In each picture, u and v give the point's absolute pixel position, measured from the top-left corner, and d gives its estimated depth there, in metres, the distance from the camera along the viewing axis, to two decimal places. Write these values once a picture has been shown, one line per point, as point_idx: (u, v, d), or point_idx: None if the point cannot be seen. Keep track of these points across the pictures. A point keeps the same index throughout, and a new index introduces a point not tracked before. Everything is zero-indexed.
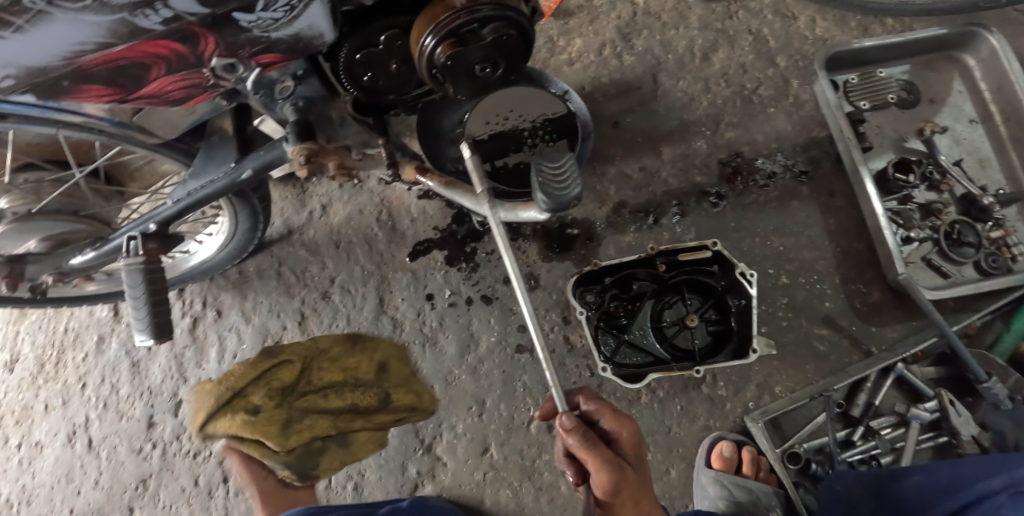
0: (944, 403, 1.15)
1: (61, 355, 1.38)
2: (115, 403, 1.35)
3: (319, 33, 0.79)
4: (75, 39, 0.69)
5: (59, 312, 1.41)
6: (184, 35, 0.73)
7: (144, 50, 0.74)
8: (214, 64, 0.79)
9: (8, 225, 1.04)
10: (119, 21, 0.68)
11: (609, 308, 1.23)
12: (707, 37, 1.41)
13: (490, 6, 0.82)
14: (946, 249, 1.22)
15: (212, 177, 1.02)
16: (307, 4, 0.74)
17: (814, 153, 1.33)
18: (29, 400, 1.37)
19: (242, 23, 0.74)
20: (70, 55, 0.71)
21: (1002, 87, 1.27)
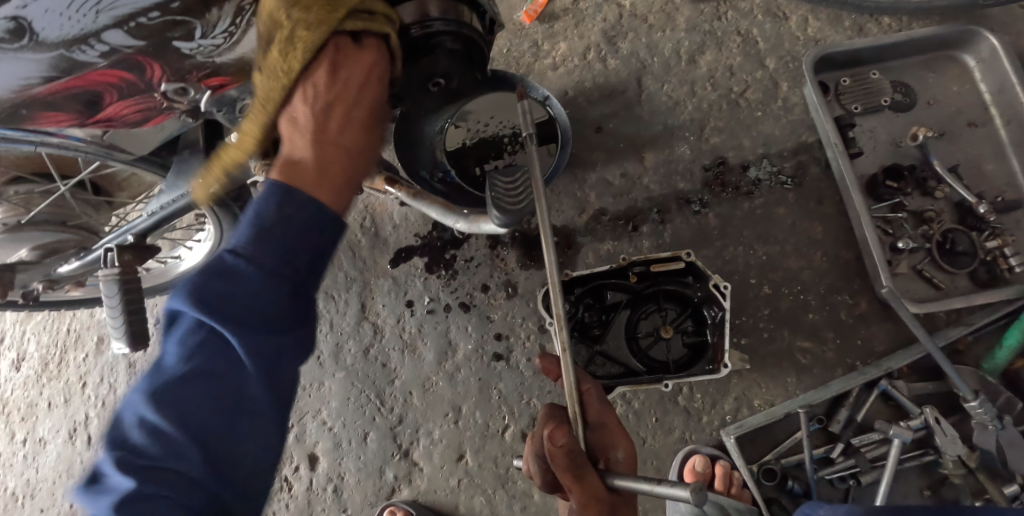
0: (929, 421, 1.10)
1: (64, 355, 1.45)
2: (112, 402, 1.41)
3: (262, 54, 0.79)
4: (19, 74, 0.70)
5: (62, 314, 1.47)
6: (130, 65, 0.74)
7: (93, 79, 0.75)
8: (165, 88, 0.80)
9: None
10: (57, 57, 0.69)
11: (583, 319, 1.21)
12: (694, 39, 1.37)
13: (441, 21, 0.80)
14: (938, 259, 1.17)
15: (183, 191, 1.04)
16: (244, 28, 0.74)
17: (802, 159, 1.29)
18: (33, 397, 1.44)
19: (183, 50, 0.74)
20: (19, 88, 0.73)
21: (1004, 89, 1.21)
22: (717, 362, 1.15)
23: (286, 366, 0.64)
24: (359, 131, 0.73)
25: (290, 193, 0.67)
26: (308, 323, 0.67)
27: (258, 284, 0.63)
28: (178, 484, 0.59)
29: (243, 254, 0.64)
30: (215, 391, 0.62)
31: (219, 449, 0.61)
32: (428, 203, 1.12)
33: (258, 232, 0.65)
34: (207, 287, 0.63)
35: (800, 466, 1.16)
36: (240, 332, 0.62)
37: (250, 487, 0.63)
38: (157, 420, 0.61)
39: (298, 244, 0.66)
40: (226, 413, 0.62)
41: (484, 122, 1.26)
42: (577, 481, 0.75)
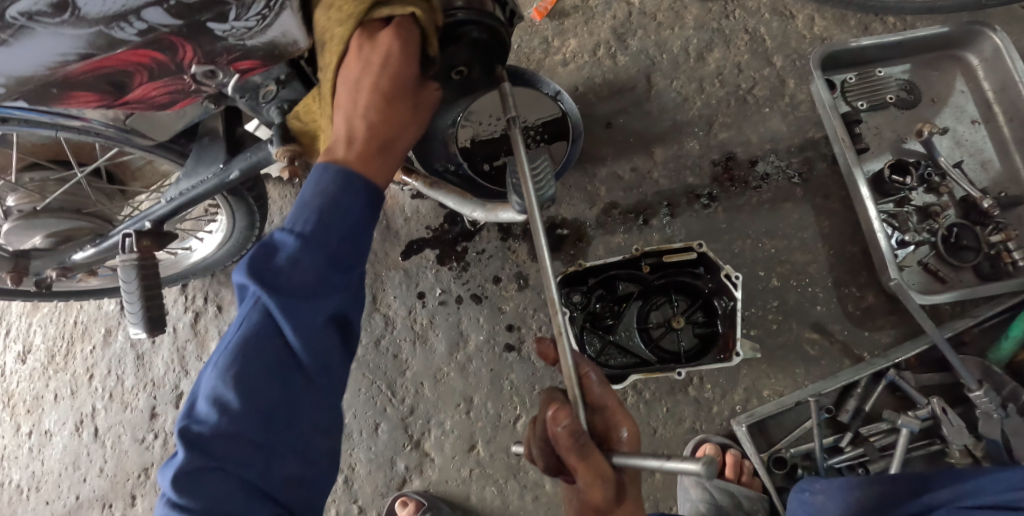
0: (936, 411, 1.12)
1: (71, 347, 1.45)
2: (119, 394, 1.40)
3: (293, 40, 0.79)
4: (57, 50, 0.72)
5: (69, 306, 1.47)
6: (162, 45, 0.76)
7: (125, 58, 0.76)
8: (195, 70, 0.81)
9: (14, 222, 1.09)
10: (96, 33, 0.71)
11: (595, 309, 1.23)
12: (702, 37, 1.40)
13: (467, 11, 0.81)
14: (942, 253, 1.19)
15: (203, 177, 1.03)
16: (278, 11, 0.74)
17: (809, 154, 1.31)
18: (39, 390, 1.43)
19: (216, 32, 0.75)
20: (55, 65, 0.74)
21: (1006, 87, 1.24)
22: (728, 351, 1.16)
23: (327, 335, 0.72)
24: (397, 107, 0.81)
25: (329, 178, 0.74)
26: (347, 295, 0.74)
27: (299, 259, 0.71)
28: (243, 444, 0.69)
29: (290, 237, 0.72)
30: (272, 363, 0.70)
31: (277, 414, 0.70)
32: (445, 192, 1.15)
33: (303, 216, 0.72)
34: (257, 268, 0.71)
35: (809, 455, 1.17)
36: (288, 307, 0.69)
37: (303, 446, 0.72)
38: (221, 392, 0.69)
39: (335, 223, 0.73)
40: (281, 381, 0.70)
41: (496, 117, 1.26)
42: (583, 464, 0.70)
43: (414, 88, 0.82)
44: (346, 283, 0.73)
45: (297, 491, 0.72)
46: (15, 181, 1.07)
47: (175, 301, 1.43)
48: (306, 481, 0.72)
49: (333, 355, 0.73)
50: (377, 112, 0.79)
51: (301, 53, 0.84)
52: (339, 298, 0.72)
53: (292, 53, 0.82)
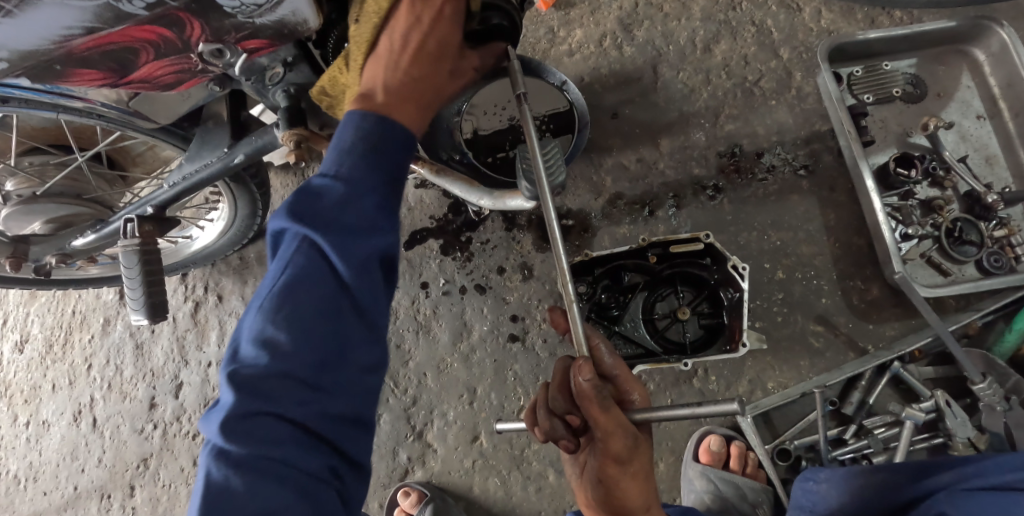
0: (940, 404, 1.12)
1: (69, 336, 1.43)
2: (118, 384, 1.39)
3: (303, 19, 0.79)
4: (62, 23, 0.71)
5: (67, 295, 1.45)
6: (170, 21, 0.74)
7: (131, 34, 0.75)
8: (202, 48, 0.80)
9: (13, 207, 1.06)
10: (104, 6, 0.70)
11: (601, 300, 1.23)
12: (709, 28, 1.39)
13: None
14: (946, 247, 1.19)
15: (207, 161, 1.02)
16: None
17: (815, 147, 1.31)
18: (37, 380, 1.41)
19: (226, 8, 0.74)
20: (60, 39, 0.73)
21: (1012, 81, 1.23)
22: (735, 342, 1.17)
23: (375, 273, 0.71)
24: (437, 69, 0.78)
25: (370, 123, 0.73)
26: (395, 236, 0.73)
27: (350, 200, 0.70)
28: (296, 383, 0.67)
29: (336, 181, 0.70)
30: (323, 303, 0.69)
31: (329, 354, 0.68)
32: (451, 179, 1.16)
33: (346, 160, 0.71)
34: (304, 210, 0.70)
35: (812, 448, 1.18)
36: (340, 245, 0.68)
37: (356, 386, 0.71)
38: (270, 333, 0.68)
39: (383, 169, 0.72)
40: (331, 321, 0.69)
41: (501, 106, 1.26)
42: (604, 415, 0.73)
43: (456, 54, 0.79)
44: (394, 223, 0.73)
45: (346, 431, 0.71)
46: (14, 165, 1.05)
47: (175, 289, 1.42)
48: (356, 420, 0.72)
49: (380, 294, 0.72)
50: (417, 70, 0.76)
51: (310, 33, 0.83)
52: (389, 237, 0.72)
53: (302, 33, 0.81)
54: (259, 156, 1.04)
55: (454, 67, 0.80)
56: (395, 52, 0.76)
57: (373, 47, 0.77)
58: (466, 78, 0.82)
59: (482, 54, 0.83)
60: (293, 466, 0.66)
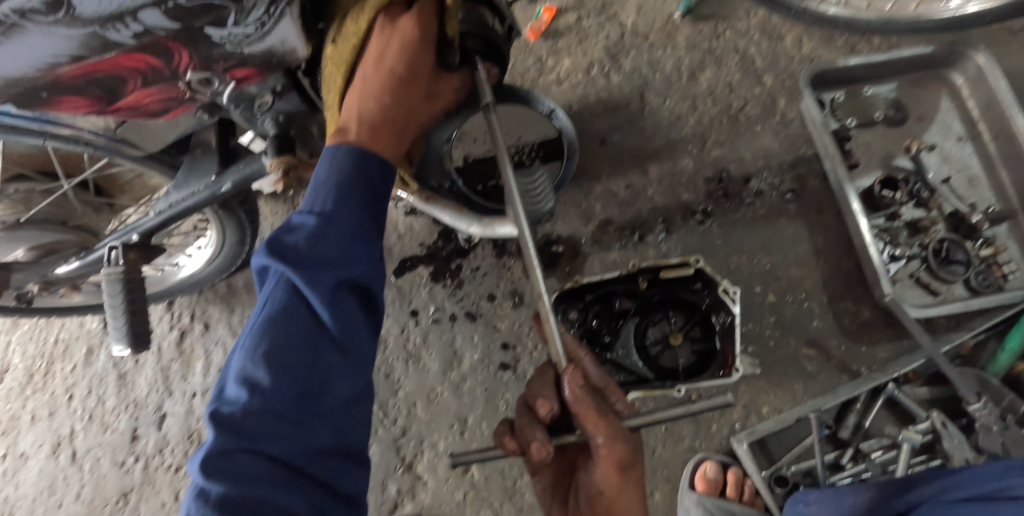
0: (936, 425, 1.11)
1: (50, 366, 1.39)
2: (100, 415, 1.35)
3: (293, 48, 0.79)
4: (49, 49, 0.70)
5: (49, 323, 1.42)
6: (158, 49, 0.74)
7: (119, 63, 0.75)
8: (190, 77, 0.80)
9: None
10: (90, 34, 0.69)
11: (593, 327, 1.22)
12: (694, 56, 1.42)
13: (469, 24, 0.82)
14: (934, 267, 1.18)
15: (194, 189, 1.01)
16: (277, 18, 0.74)
17: (801, 172, 1.33)
18: (15, 410, 1.38)
19: (214, 38, 0.74)
20: (46, 67, 0.73)
21: (990, 105, 1.25)
22: (728, 368, 1.17)
23: (348, 304, 0.75)
24: (409, 92, 0.83)
25: (344, 160, 0.79)
26: (368, 268, 0.77)
27: (321, 235, 0.74)
28: (276, 419, 0.70)
29: (310, 217, 0.76)
30: (301, 337, 0.72)
31: (307, 387, 0.71)
32: (441, 207, 1.19)
33: (320, 198, 0.77)
34: (279, 249, 0.74)
35: (810, 473, 1.16)
36: (314, 279, 0.72)
37: (335, 417, 0.73)
38: (250, 371, 0.71)
39: (354, 204, 0.78)
40: (309, 353, 0.72)
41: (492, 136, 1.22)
42: (598, 420, 0.75)
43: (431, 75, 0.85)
44: (368, 256, 0.77)
45: (330, 466, 0.72)
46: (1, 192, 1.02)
47: (161, 319, 1.39)
48: (339, 453, 0.74)
49: (357, 324, 0.75)
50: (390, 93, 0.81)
51: (298, 63, 0.82)
52: (362, 268, 0.76)
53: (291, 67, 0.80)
54: (247, 185, 1.03)
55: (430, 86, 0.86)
56: (372, 76, 0.81)
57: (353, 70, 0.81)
58: (442, 97, 0.89)
59: (460, 77, 0.89)
60: (275, 503, 0.68)
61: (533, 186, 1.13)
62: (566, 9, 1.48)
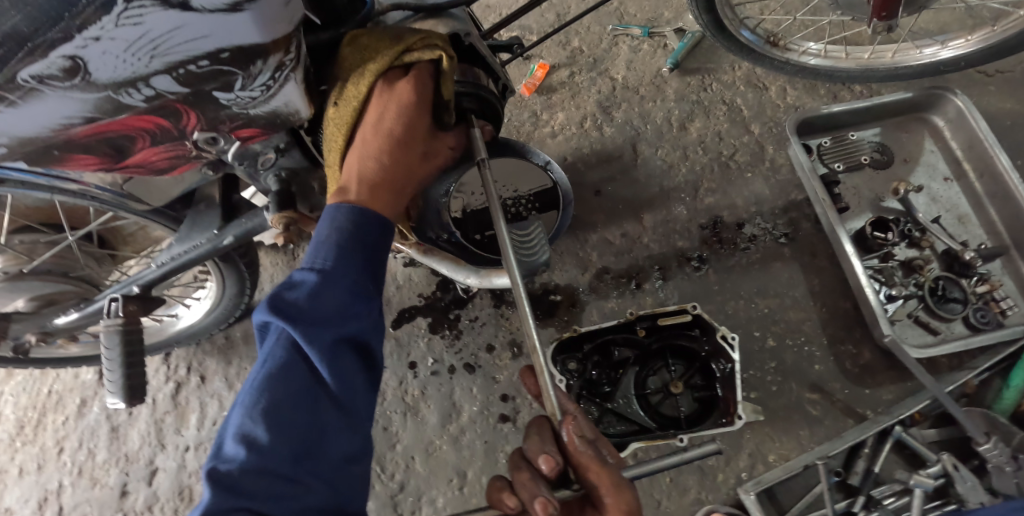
0: (947, 467, 1.08)
1: (42, 418, 1.39)
2: (89, 470, 1.33)
3: (295, 109, 0.80)
4: (63, 113, 0.69)
5: (44, 374, 1.42)
6: (167, 111, 0.74)
7: (130, 123, 0.75)
8: (197, 136, 0.81)
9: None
10: (104, 98, 0.69)
11: (591, 377, 1.20)
12: (683, 108, 1.46)
13: (465, 84, 0.87)
14: (931, 306, 1.18)
15: (196, 242, 1.03)
16: (282, 82, 0.75)
17: (793, 215, 1.34)
18: (3, 463, 1.36)
19: (221, 101, 0.75)
20: (59, 127, 0.71)
21: (973, 144, 1.27)
22: (730, 415, 1.14)
23: (348, 361, 0.74)
24: (408, 153, 0.85)
25: (344, 219, 0.79)
26: (368, 324, 0.77)
27: (321, 292, 0.75)
28: (274, 478, 0.69)
29: (312, 275, 0.76)
30: (300, 394, 0.72)
31: (306, 446, 0.71)
32: (439, 258, 1.25)
33: (322, 255, 0.77)
34: (280, 305, 0.73)
35: None
36: (313, 336, 0.72)
37: (334, 475, 0.72)
38: (249, 429, 0.70)
39: (355, 261, 0.78)
40: (308, 410, 0.72)
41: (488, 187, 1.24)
42: (599, 469, 0.75)
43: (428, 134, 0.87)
44: (367, 312, 0.77)
45: None
46: (4, 243, 1.04)
47: (157, 370, 1.40)
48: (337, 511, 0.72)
49: (356, 381, 0.75)
50: (389, 153, 0.83)
51: (302, 123, 0.83)
52: (362, 325, 0.76)
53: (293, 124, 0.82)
54: (248, 238, 1.05)
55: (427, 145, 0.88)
56: (371, 137, 0.82)
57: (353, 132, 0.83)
58: (439, 156, 0.91)
59: (454, 135, 0.93)
60: None
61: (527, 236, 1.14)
62: (559, 66, 1.54)
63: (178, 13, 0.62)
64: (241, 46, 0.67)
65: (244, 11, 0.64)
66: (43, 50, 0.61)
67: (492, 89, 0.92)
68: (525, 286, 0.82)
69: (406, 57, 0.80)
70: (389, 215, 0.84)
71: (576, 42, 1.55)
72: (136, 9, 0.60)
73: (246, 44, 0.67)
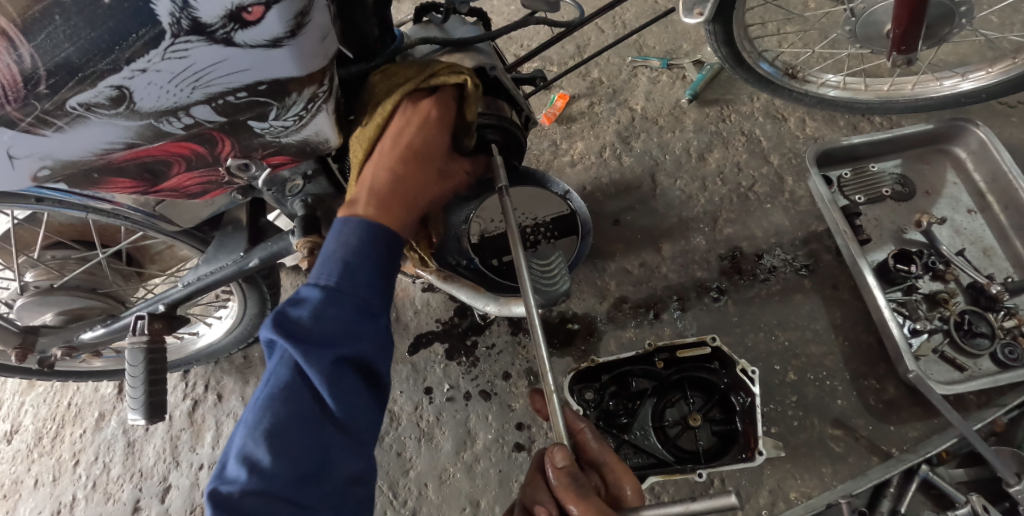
0: (977, 509, 1.03)
1: (60, 430, 1.41)
2: (103, 484, 1.35)
3: (325, 139, 0.82)
4: (106, 139, 0.71)
5: (65, 387, 1.45)
6: (204, 139, 0.77)
7: (167, 149, 0.77)
8: (230, 163, 0.83)
9: (30, 297, 1.09)
10: (146, 125, 0.71)
11: (609, 408, 1.17)
12: (702, 138, 1.46)
13: (489, 116, 0.90)
14: (957, 340, 1.15)
15: (223, 263, 1.05)
16: (314, 113, 0.76)
17: (813, 247, 1.31)
18: (19, 473, 1.38)
19: (255, 129, 0.77)
20: (102, 152, 0.73)
21: (996, 177, 1.26)
22: (750, 450, 1.09)
23: (350, 382, 0.73)
24: (422, 170, 0.84)
25: (352, 235, 0.78)
26: (372, 344, 0.75)
27: (325, 312, 0.73)
28: (275, 501, 0.68)
29: (317, 293, 0.75)
30: (302, 417, 0.71)
31: (308, 468, 0.70)
32: (458, 285, 1.19)
33: (327, 273, 0.76)
34: (285, 325, 0.72)
35: None
36: (315, 358, 0.71)
37: (336, 497, 0.72)
38: (251, 450, 0.70)
39: (361, 280, 0.77)
40: (310, 433, 0.71)
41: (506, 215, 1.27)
42: (579, 502, 0.69)
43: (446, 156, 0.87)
44: (371, 331, 0.76)
45: None
46: (37, 258, 1.10)
47: (175, 387, 1.42)
48: None
49: (359, 402, 0.74)
50: (405, 167, 0.82)
51: (330, 152, 0.85)
52: (365, 345, 0.74)
53: (321, 152, 0.85)
54: (272, 261, 1.06)
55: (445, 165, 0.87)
56: (388, 151, 0.82)
57: (373, 148, 0.83)
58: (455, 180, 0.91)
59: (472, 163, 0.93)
60: None
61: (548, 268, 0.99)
62: (579, 96, 1.56)
63: (221, 48, 0.63)
64: (279, 79, 0.69)
65: (284, 46, 0.65)
66: (93, 80, 0.64)
67: (515, 120, 0.94)
68: (540, 314, 0.78)
69: (434, 79, 0.81)
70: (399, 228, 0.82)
71: (596, 72, 1.58)
72: (182, 43, 0.62)
73: (283, 77, 0.69)
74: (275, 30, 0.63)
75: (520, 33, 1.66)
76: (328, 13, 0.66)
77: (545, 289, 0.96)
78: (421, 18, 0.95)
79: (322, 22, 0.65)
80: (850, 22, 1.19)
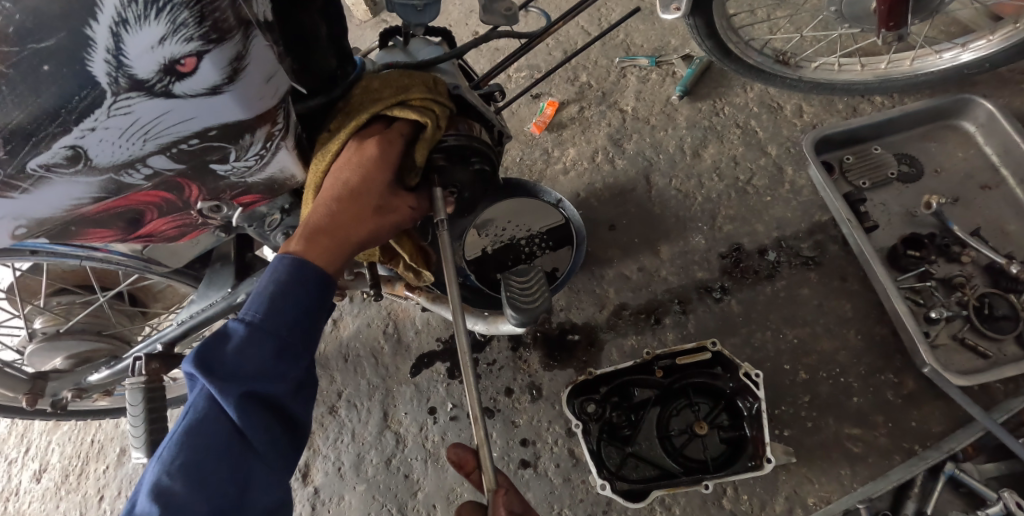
0: (1011, 506, 0.96)
1: (85, 466, 1.45)
2: None
3: (290, 175, 0.82)
4: (72, 196, 0.73)
5: (88, 424, 1.49)
6: (169, 186, 0.78)
7: (136, 199, 0.78)
8: (201, 205, 0.84)
9: (38, 342, 1.15)
10: (107, 180, 0.72)
11: (612, 420, 1.13)
12: (695, 134, 1.42)
13: (456, 138, 0.85)
14: (978, 326, 1.08)
15: (213, 300, 1.06)
16: (274, 151, 0.77)
17: (819, 238, 1.26)
18: (50, 510, 1.43)
19: (219, 172, 0.78)
20: (70, 208, 0.75)
21: (1009, 150, 1.19)
22: (759, 457, 1.05)
23: (260, 416, 0.72)
24: (354, 207, 0.80)
25: (284, 271, 0.76)
26: (293, 387, 0.75)
27: (246, 347, 0.72)
28: None
29: (241, 326, 0.73)
30: (216, 450, 0.71)
31: (225, 501, 0.70)
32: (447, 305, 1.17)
33: (251, 305, 0.74)
34: (205, 361, 0.71)
35: None
36: (228, 394, 0.70)
37: None
38: (167, 485, 0.69)
39: (284, 317, 0.74)
40: (228, 465, 0.71)
41: (502, 227, 1.29)
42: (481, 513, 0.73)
43: (385, 193, 0.83)
44: (293, 373, 0.75)
45: None
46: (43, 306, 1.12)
47: None
48: None
49: (271, 433, 0.73)
50: (340, 208, 0.80)
51: (297, 185, 0.85)
52: (284, 387, 0.74)
53: (289, 186, 0.85)
54: None
55: (383, 205, 0.83)
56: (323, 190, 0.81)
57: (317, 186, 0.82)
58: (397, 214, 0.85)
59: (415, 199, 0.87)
60: None
61: (526, 283, 0.94)
62: (568, 102, 1.53)
63: (163, 101, 0.64)
64: (228, 123, 0.70)
65: (224, 92, 0.65)
66: (47, 142, 0.65)
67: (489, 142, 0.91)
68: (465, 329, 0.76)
69: (399, 107, 0.81)
70: (331, 266, 0.79)
71: (584, 76, 1.55)
72: (124, 100, 0.63)
73: (231, 121, 0.69)
74: (212, 78, 0.63)
75: (506, 43, 1.65)
76: (267, 54, 0.66)
77: (515, 308, 0.92)
78: (386, 43, 0.95)
79: (261, 65, 0.66)
80: (837, 2, 1.14)
